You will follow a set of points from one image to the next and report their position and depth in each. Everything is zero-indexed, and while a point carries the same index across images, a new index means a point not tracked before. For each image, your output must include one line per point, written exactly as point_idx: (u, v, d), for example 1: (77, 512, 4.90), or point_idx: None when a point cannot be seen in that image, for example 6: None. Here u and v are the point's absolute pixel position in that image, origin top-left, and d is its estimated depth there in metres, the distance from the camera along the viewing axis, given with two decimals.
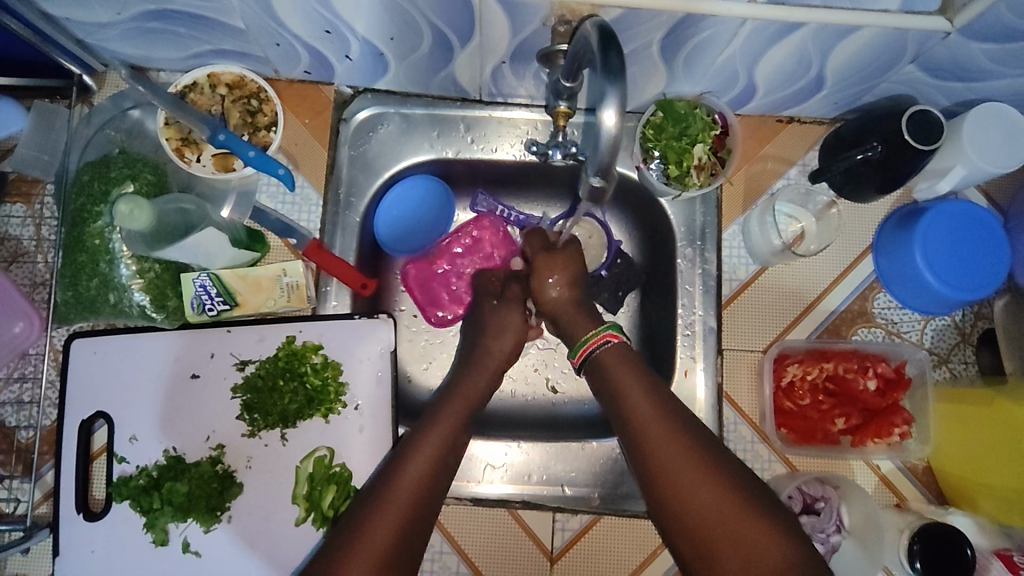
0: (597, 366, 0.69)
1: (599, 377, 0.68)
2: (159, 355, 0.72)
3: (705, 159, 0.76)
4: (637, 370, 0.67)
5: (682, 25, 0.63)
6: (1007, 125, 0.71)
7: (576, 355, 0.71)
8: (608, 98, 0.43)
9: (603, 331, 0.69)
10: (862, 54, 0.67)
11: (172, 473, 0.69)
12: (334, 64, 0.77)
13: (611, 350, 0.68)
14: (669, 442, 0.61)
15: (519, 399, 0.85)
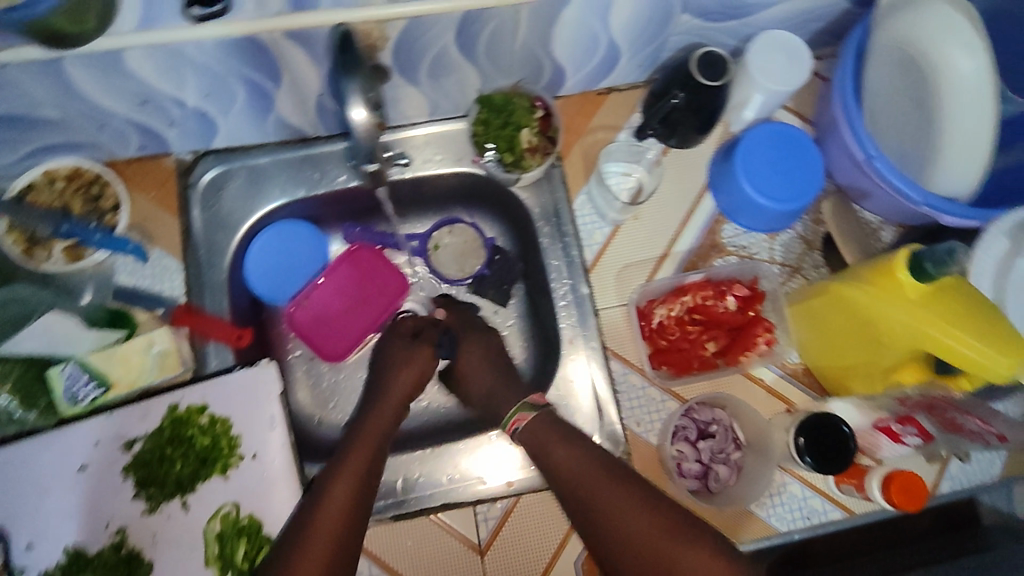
0: (527, 436, 0.70)
1: (530, 448, 0.70)
2: (38, 458, 0.71)
3: (534, 141, 0.81)
4: (562, 430, 0.69)
5: (466, 23, 0.68)
6: (786, 48, 0.79)
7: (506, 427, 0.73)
8: (352, 97, 0.52)
9: (512, 414, 0.72)
10: (641, 13, 0.73)
11: (74, 569, 0.68)
12: (165, 134, 0.79)
13: (533, 421, 0.70)
14: (584, 473, 0.65)
15: (427, 411, 0.86)
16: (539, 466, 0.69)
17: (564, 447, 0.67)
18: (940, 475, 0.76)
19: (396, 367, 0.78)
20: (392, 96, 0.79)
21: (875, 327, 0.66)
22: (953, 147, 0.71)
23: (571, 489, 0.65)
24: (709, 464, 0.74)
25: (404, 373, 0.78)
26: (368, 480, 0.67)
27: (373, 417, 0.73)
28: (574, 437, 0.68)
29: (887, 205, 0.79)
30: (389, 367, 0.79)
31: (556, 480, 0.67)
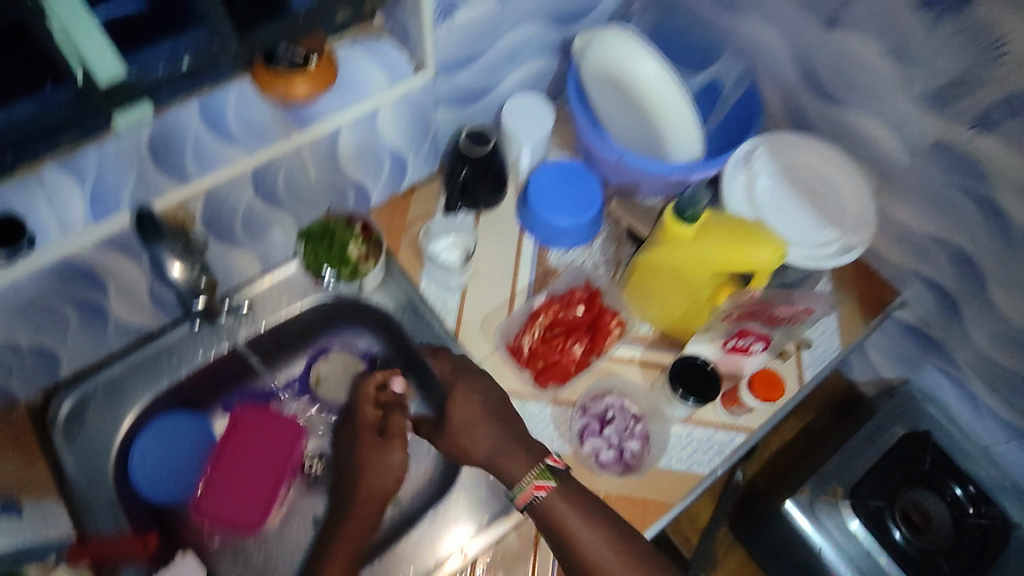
0: (542, 510, 0.72)
1: (545, 527, 0.72)
2: None
3: (361, 250, 0.88)
4: (582, 510, 0.71)
5: (258, 178, 0.77)
6: (530, 106, 0.97)
7: (516, 500, 0.74)
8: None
9: (529, 486, 0.73)
10: (404, 121, 0.87)
11: None
12: (5, 385, 0.79)
13: (551, 493, 0.72)
14: (603, 551, 0.70)
15: None
16: (551, 539, 0.72)
17: (586, 526, 0.71)
18: (800, 366, 0.89)
19: (367, 472, 0.80)
20: (220, 263, 0.85)
21: (679, 273, 0.79)
22: (673, 121, 0.88)
23: (587, 571, 0.70)
24: (621, 445, 0.81)
25: (380, 471, 0.79)
26: None
27: (353, 528, 0.78)
28: (596, 516, 0.71)
29: (655, 188, 0.96)
30: (360, 478, 0.80)
31: (573, 559, 0.71)
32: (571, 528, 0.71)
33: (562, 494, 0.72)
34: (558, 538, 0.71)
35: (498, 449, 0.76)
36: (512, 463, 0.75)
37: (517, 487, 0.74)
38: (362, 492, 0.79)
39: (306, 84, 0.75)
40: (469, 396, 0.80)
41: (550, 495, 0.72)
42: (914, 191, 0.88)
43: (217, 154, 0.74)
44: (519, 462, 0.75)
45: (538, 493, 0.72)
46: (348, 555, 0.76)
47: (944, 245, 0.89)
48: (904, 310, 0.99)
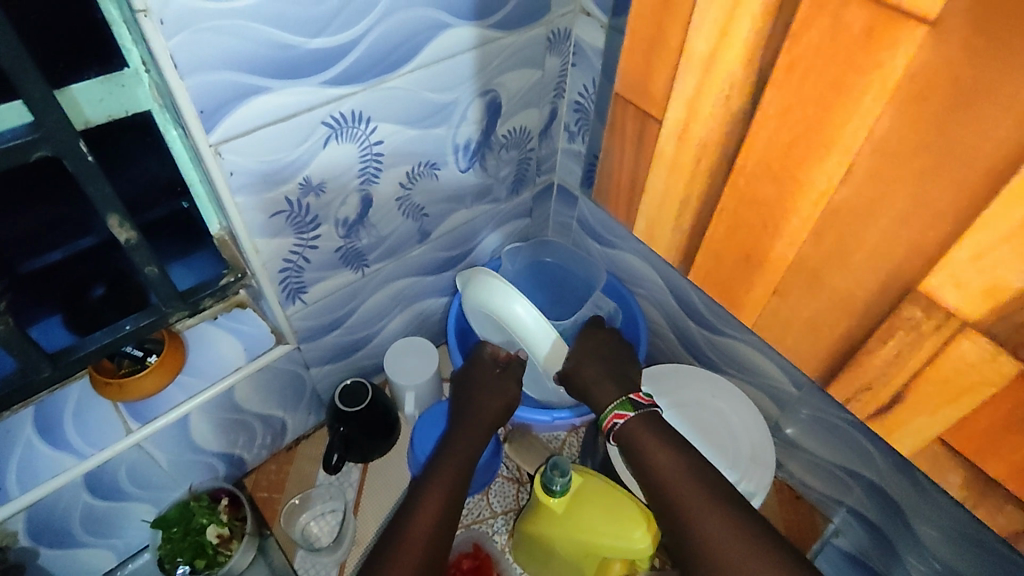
0: (626, 438, 0.71)
1: (628, 449, 0.71)
2: None
3: (223, 532, 0.81)
4: (663, 438, 0.69)
5: (95, 478, 0.72)
6: (414, 348, 0.94)
7: (601, 425, 0.74)
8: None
9: (609, 415, 0.73)
10: (270, 389, 0.84)
11: None
12: None
13: (631, 422, 0.72)
14: (687, 482, 0.65)
15: None
16: (632, 465, 0.70)
17: (664, 452, 0.68)
18: None
19: (482, 393, 0.81)
20: (66, 565, 0.78)
21: (557, 554, 0.73)
22: None
23: (665, 500, 0.65)
24: None
25: (494, 394, 0.81)
26: (449, 519, 0.69)
27: (471, 423, 0.79)
28: (678, 447, 0.69)
29: (546, 428, 0.89)
30: (475, 394, 0.81)
31: (653, 485, 0.67)
32: (651, 457, 0.68)
33: (646, 422, 0.71)
34: (636, 464, 0.69)
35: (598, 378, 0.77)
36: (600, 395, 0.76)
37: (603, 411, 0.74)
38: (471, 412, 0.80)
39: (151, 377, 0.72)
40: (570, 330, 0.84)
41: (631, 421, 0.72)
42: (809, 419, 0.84)
43: (46, 465, 0.69)
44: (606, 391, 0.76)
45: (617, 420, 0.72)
46: (461, 463, 0.74)
47: (854, 475, 0.83)
48: (840, 538, 0.91)
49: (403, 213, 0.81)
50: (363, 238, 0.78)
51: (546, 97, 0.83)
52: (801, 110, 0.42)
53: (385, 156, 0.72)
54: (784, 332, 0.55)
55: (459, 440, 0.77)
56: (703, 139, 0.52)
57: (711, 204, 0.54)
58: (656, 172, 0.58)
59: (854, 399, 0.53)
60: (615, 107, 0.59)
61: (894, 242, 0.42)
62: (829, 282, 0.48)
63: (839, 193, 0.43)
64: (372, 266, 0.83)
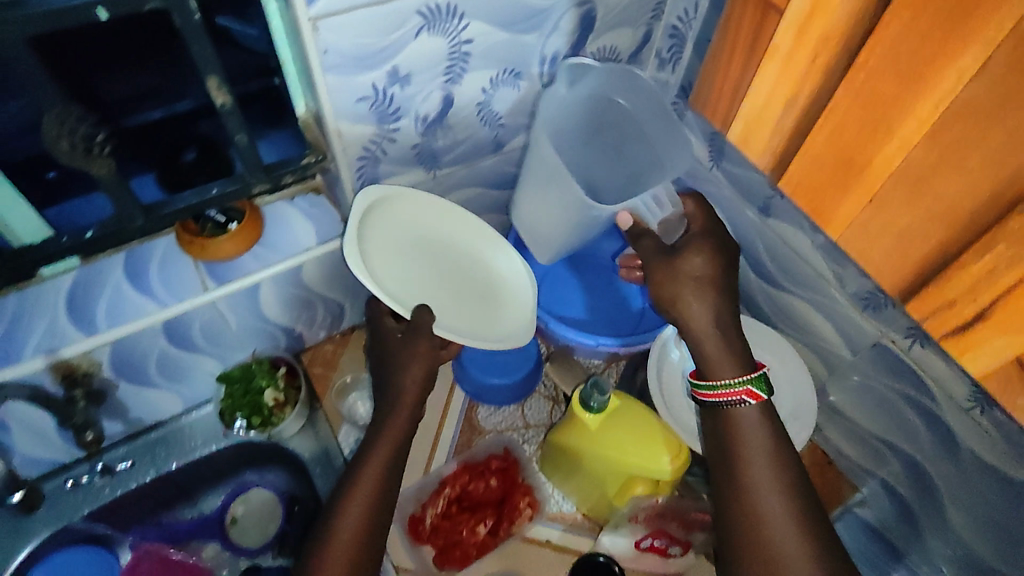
0: (733, 421, 0.68)
1: (727, 431, 0.68)
2: None
3: (279, 397, 0.88)
4: (774, 437, 0.66)
5: (173, 328, 0.79)
6: None
7: (710, 390, 0.70)
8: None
9: (740, 389, 0.68)
10: (335, 276, 0.89)
11: None
12: None
13: (750, 409, 0.67)
14: (770, 482, 0.64)
15: None
16: (723, 448, 0.67)
17: (765, 449, 0.66)
18: None
19: (406, 366, 0.73)
20: (140, 404, 0.86)
21: (576, 463, 0.77)
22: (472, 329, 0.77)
23: (741, 488, 0.65)
24: None
25: (417, 361, 0.73)
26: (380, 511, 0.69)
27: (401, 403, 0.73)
28: (779, 450, 0.66)
29: (590, 353, 0.91)
30: (397, 365, 0.74)
31: (736, 474, 0.66)
32: (749, 446, 0.66)
33: (761, 413, 0.68)
34: (733, 448, 0.67)
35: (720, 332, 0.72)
36: (717, 363, 0.71)
37: (722, 381, 0.69)
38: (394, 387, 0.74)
39: (229, 243, 0.78)
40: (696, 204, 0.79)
41: (751, 406, 0.67)
42: (857, 386, 0.83)
43: (131, 308, 0.76)
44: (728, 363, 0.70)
45: (745, 398, 0.67)
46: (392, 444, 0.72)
47: (893, 448, 0.82)
48: (863, 508, 0.91)
49: (482, 120, 0.81)
50: (440, 139, 0.80)
51: (642, 17, 0.81)
52: (937, 8, 0.46)
53: (472, 56, 0.71)
54: (874, 240, 0.59)
55: (389, 426, 0.72)
56: (829, 35, 0.55)
57: (826, 102, 0.58)
58: (755, 81, 0.64)
59: (933, 317, 0.58)
60: (733, 4, 0.66)
61: (1010, 147, 0.46)
62: (935, 187, 0.52)
63: (968, 89, 0.46)
64: (444, 170, 0.85)
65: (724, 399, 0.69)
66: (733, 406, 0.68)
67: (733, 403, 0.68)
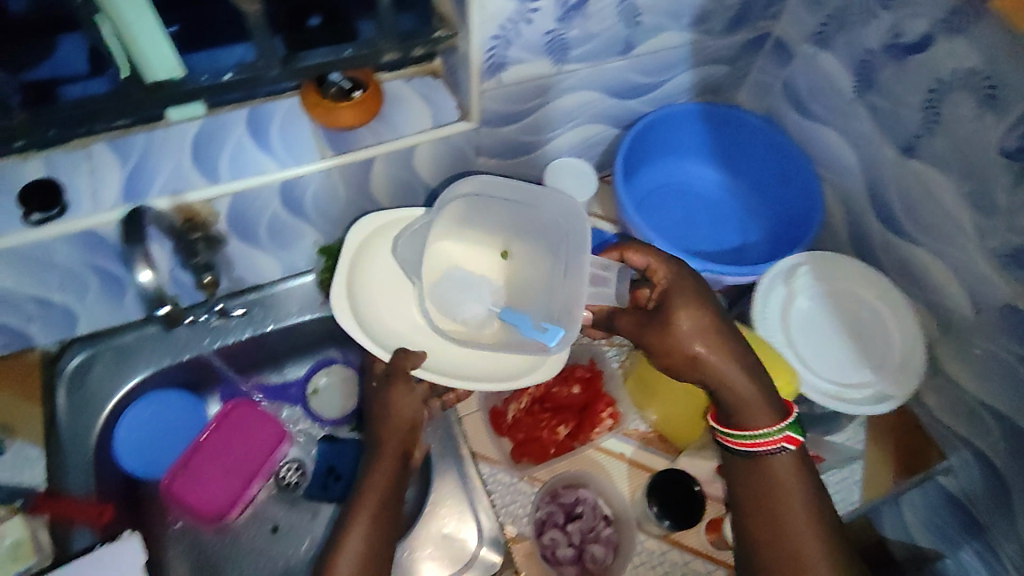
0: (767, 465, 0.69)
1: (761, 474, 0.69)
2: None
3: None
4: (807, 483, 0.68)
5: (288, 189, 0.80)
6: (577, 171, 0.95)
7: (746, 439, 0.70)
8: (139, 263, 0.66)
9: (780, 436, 0.69)
10: (442, 162, 0.88)
11: None
12: (26, 329, 0.83)
13: (787, 453, 0.69)
14: (805, 526, 0.66)
15: (295, 563, 0.91)
16: (757, 489, 0.69)
17: (800, 493, 0.68)
18: None
19: (391, 414, 0.77)
20: (245, 263, 0.89)
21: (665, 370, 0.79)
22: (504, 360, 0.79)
23: (775, 527, 0.67)
24: (583, 546, 0.76)
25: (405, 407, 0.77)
26: (382, 536, 0.71)
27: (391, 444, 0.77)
28: (815, 497, 0.68)
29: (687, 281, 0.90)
30: (382, 412, 0.78)
31: (768, 515, 0.68)
32: (785, 489, 0.68)
33: (795, 459, 0.69)
34: (766, 490, 0.68)
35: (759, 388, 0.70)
36: (755, 411, 0.70)
37: (752, 431, 0.70)
38: (386, 431, 0.77)
39: (349, 112, 0.77)
40: (671, 264, 0.74)
41: (788, 451, 0.69)
42: (973, 350, 0.79)
43: (253, 163, 0.77)
44: (768, 409, 0.70)
45: (785, 445, 0.69)
46: (387, 478, 0.75)
47: (999, 420, 0.78)
48: (949, 477, 0.87)
49: (620, 14, 0.77)
50: (574, 29, 0.76)
51: None
52: None
53: None
54: None
55: (382, 464, 0.75)
56: None
57: None
58: None
59: None
60: None
61: None
62: None
63: None
64: (570, 66, 0.82)
65: (759, 444, 0.70)
66: (772, 454, 0.69)
67: (772, 450, 0.69)
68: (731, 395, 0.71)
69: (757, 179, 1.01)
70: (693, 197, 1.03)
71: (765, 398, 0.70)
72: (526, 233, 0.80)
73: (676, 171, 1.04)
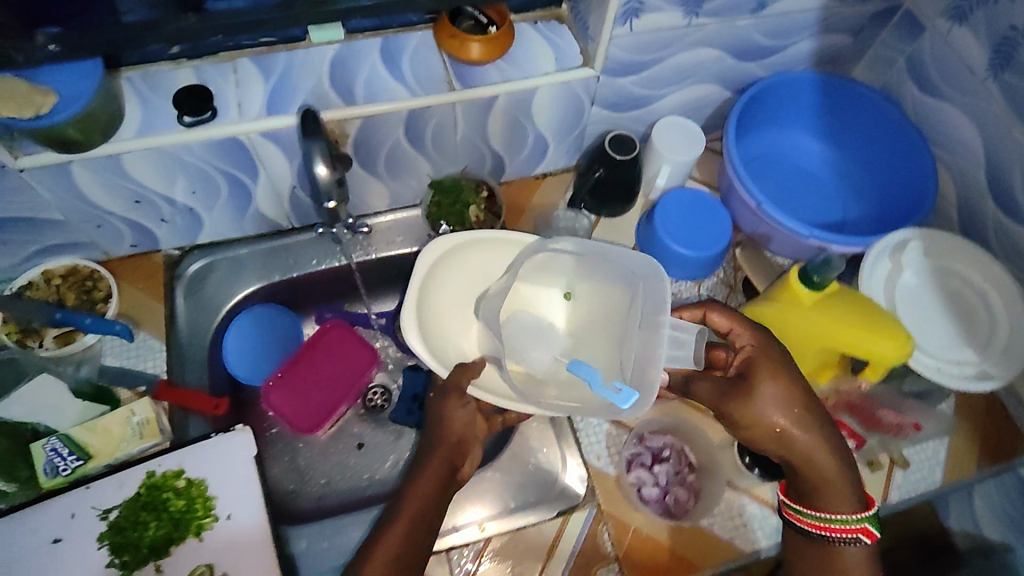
0: (838, 553, 0.71)
1: (828, 555, 0.71)
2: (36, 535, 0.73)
3: (481, 216, 0.94)
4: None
5: (413, 120, 0.83)
6: (681, 128, 0.95)
7: (820, 521, 0.71)
8: (317, 157, 0.67)
9: (857, 528, 0.70)
10: (559, 109, 0.89)
11: None
12: (156, 231, 0.89)
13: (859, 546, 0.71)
14: None
15: (378, 479, 0.95)
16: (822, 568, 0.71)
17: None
18: (889, 483, 0.84)
19: (446, 422, 0.73)
20: (358, 190, 0.93)
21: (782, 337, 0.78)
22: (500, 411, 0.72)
23: None
24: (667, 487, 0.81)
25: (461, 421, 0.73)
26: (417, 547, 0.70)
27: (443, 450, 0.73)
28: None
29: (784, 246, 0.93)
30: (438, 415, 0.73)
31: None
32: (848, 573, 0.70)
33: (866, 556, 0.71)
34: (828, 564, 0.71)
35: (841, 469, 0.71)
36: (835, 496, 0.71)
37: (833, 515, 0.71)
38: (439, 437, 0.73)
39: (480, 46, 0.79)
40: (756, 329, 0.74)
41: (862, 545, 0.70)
42: None
43: (385, 90, 0.80)
44: (847, 496, 0.71)
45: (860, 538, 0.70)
46: (434, 484, 0.72)
47: None
48: None
49: None
50: None
51: None
52: None
53: None
54: None
55: (431, 468, 0.72)
56: None
57: None
58: None
59: None
60: None
61: None
62: None
63: None
64: (701, 19, 0.82)
65: (834, 527, 0.71)
66: (844, 542, 0.71)
67: (847, 538, 0.71)
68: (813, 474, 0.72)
69: (862, 155, 1.01)
70: (799, 170, 1.03)
71: (846, 483, 0.71)
72: (587, 278, 0.79)
73: (783, 143, 1.03)
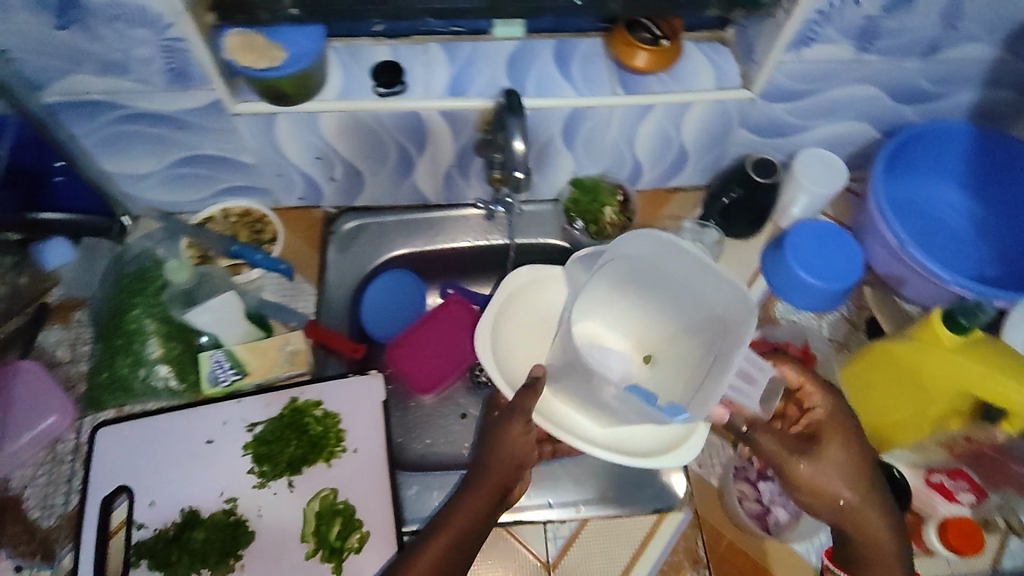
0: None
1: None
2: (190, 432, 0.82)
3: (615, 218, 0.98)
4: None
5: (573, 118, 0.89)
6: (826, 161, 0.97)
7: None
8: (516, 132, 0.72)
9: None
10: (708, 126, 0.93)
11: (218, 526, 0.77)
12: (323, 187, 0.99)
13: None
14: None
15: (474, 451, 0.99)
16: None
17: None
18: (1000, 550, 0.84)
19: (502, 448, 0.75)
20: None
21: (920, 378, 0.79)
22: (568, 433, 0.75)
23: None
24: (770, 506, 0.81)
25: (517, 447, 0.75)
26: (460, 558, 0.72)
27: (492, 475, 0.75)
28: None
29: (917, 291, 0.92)
30: (494, 441, 0.76)
31: None
32: None
33: None
34: None
35: (894, 547, 0.72)
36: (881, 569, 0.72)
37: None
38: (493, 462, 0.75)
39: (647, 55, 0.84)
40: (827, 392, 0.76)
41: None
42: None
43: (554, 87, 0.87)
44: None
45: None
46: (483, 504, 0.74)
47: None
48: None
49: (942, 13, 0.79)
50: (892, 19, 0.79)
51: None
52: None
53: None
54: None
55: (480, 490, 0.74)
56: None
57: None
58: None
59: None
60: None
61: None
62: None
63: None
64: (869, 56, 0.84)
65: None
66: None
67: None
68: (867, 543, 0.73)
69: (1009, 215, 0.99)
70: (938, 226, 1.01)
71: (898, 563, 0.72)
72: (639, 283, 0.74)
73: (921, 197, 1.02)
